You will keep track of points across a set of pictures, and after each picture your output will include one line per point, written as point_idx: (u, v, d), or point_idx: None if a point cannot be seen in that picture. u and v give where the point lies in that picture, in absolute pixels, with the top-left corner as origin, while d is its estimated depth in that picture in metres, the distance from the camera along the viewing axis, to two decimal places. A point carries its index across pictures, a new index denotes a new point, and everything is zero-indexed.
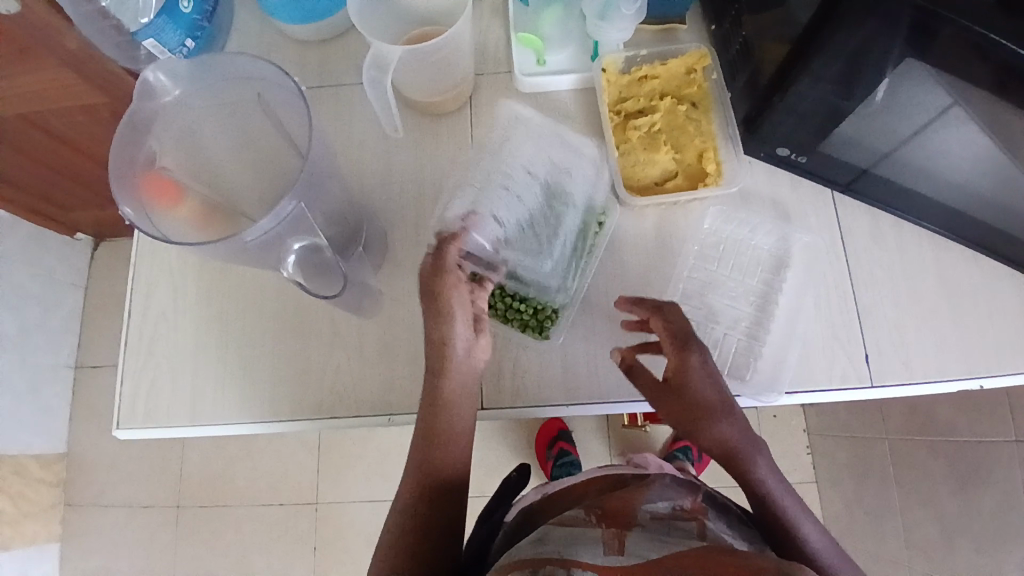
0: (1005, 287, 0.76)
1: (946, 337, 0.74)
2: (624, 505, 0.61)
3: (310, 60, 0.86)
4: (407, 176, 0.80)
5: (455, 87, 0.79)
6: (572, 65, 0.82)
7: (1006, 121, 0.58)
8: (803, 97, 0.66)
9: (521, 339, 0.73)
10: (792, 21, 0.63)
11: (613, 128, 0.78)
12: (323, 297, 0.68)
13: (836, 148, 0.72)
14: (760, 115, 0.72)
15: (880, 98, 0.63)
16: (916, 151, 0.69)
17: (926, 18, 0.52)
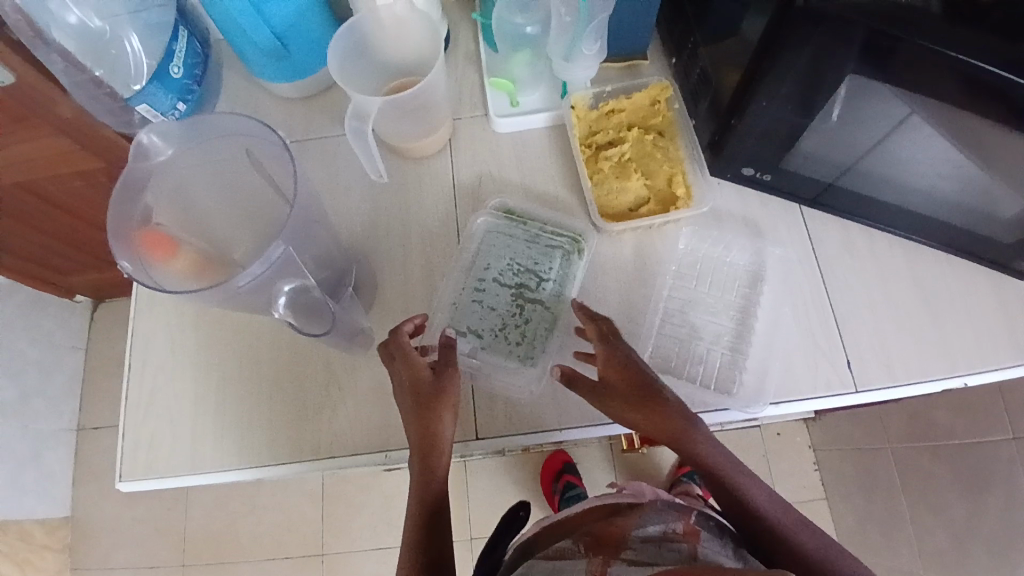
0: (973, 284, 0.78)
1: (924, 337, 0.76)
2: (616, 531, 0.63)
3: (295, 115, 0.91)
4: (392, 218, 0.83)
5: (434, 131, 0.83)
6: (545, 104, 0.88)
7: (956, 122, 0.62)
8: (762, 115, 0.69)
9: (511, 368, 0.74)
10: (747, 47, 0.67)
11: (585, 160, 0.82)
12: (313, 335, 0.70)
13: (799, 164, 0.76)
14: (724, 137, 0.76)
15: (837, 111, 0.67)
16: (877, 161, 0.72)
17: (865, 31, 0.55)
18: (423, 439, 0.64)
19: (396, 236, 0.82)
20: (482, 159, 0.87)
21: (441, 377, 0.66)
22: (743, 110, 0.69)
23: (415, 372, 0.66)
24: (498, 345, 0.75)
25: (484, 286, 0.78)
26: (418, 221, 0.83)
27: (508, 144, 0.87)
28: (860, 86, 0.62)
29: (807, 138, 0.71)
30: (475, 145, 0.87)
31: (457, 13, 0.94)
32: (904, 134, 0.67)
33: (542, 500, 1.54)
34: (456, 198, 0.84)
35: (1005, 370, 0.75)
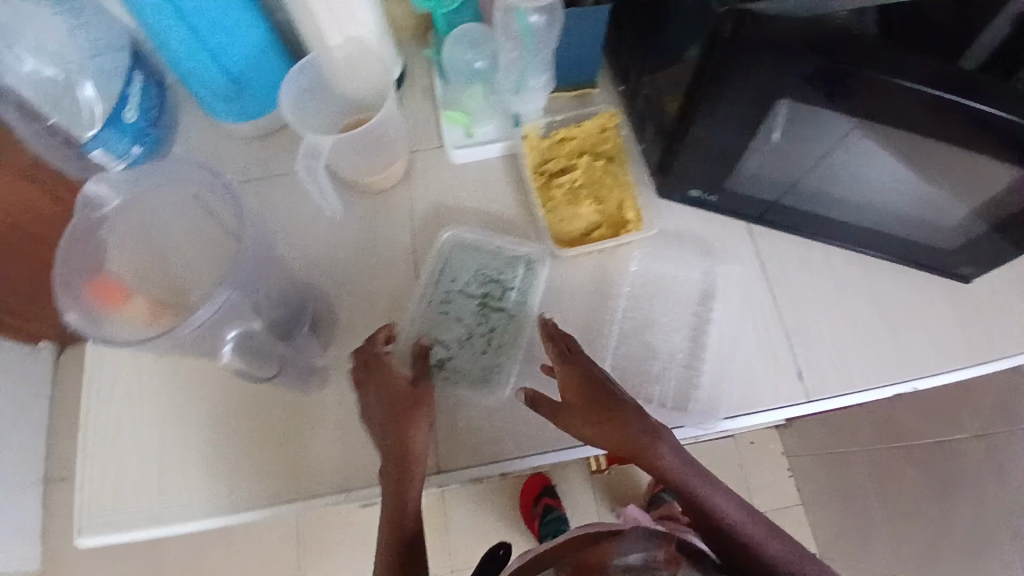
0: (916, 292, 0.82)
1: (871, 346, 0.79)
2: (593, 558, 0.58)
3: (253, 154, 0.92)
4: (351, 252, 0.84)
5: (389, 165, 0.84)
6: (499, 134, 0.89)
7: (891, 135, 0.64)
8: (703, 138, 0.72)
9: (472, 397, 0.74)
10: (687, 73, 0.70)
11: (538, 188, 0.83)
12: (261, 378, 0.74)
13: (744, 184, 0.79)
14: (671, 159, 0.78)
15: (778, 133, 0.70)
16: (818, 178, 0.75)
17: (793, 54, 0.58)
18: (400, 444, 0.64)
19: (355, 270, 0.83)
20: (438, 190, 0.88)
21: (422, 384, 0.67)
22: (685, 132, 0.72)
23: (395, 379, 0.67)
24: (464, 356, 0.75)
25: (452, 298, 0.77)
26: (377, 253, 0.84)
27: (464, 174, 0.89)
28: (805, 110, 0.65)
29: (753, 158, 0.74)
30: (431, 176, 0.88)
31: (411, 49, 0.97)
32: (844, 147, 0.70)
33: (524, 524, 1.53)
34: (413, 229, 0.85)
35: (949, 374, 0.78)
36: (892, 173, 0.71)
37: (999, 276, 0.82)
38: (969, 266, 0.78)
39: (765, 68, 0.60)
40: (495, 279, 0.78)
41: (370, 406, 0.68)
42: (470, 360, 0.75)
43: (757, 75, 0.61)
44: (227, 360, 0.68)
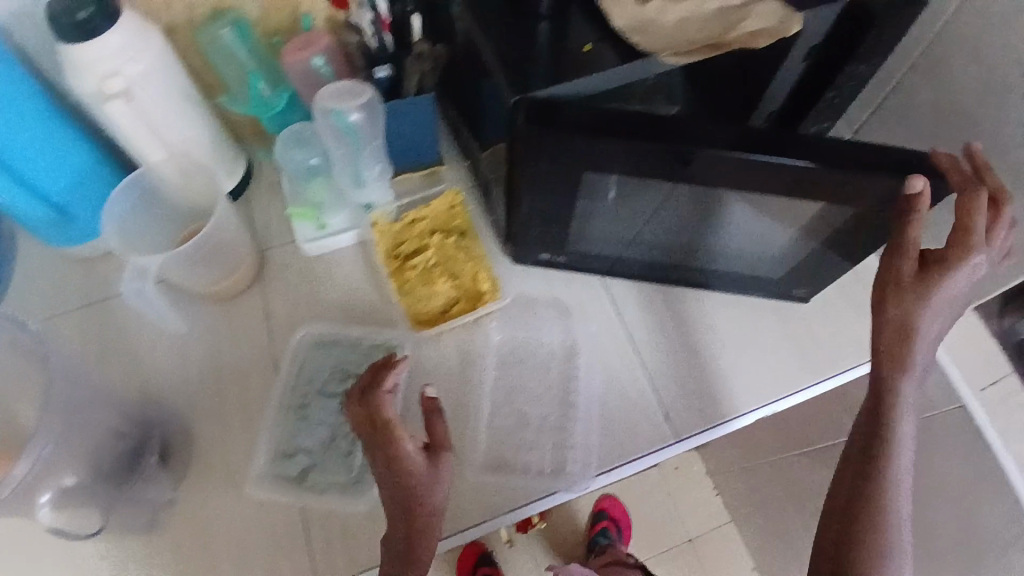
0: (762, 318, 0.86)
1: (728, 377, 0.82)
2: None
3: (93, 275, 0.88)
4: (207, 364, 0.81)
5: (237, 268, 0.83)
6: (352, 220, 0.87)
7: (705, 195, 0.66)
8: (531, 209, 0.73)
9: (341, 503, 0.71)
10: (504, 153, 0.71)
11: (392, 272, 0.83)
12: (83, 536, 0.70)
13: (584, 245, 0.81)
14: (512, 230, 0.79)
15: (612, 195, 0.69)
16: (650, 233, 0.78)
17: (586, 134, 0.59)
18: (415, 523, 0.61)
19: (213, 383, 0.80)
20: (292, 286, 0.85)
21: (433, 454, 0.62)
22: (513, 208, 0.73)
23: (401, 459, 0.61)
24: (329, 460, 0.72)
25: (312, 402, 0.74)
26: (234, 362, 0.81)
27: (318, 264, 0.87)
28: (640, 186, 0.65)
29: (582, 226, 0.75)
30: (285, 274, 0.86)
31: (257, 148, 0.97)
32: (671, 207, 0.70)
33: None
34: (270, 331, 0.83)
35: (801, 394, 0.83)
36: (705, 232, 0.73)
37: (830, 290, 0.88)
38: (803, 288, 0.83)
39: (590, 149, 0.61)
40: (354, 376, 0.76)
41: (379, 474, 0.63)
42: (335, 464, 0.72)
43: (577, 160, 0.62)
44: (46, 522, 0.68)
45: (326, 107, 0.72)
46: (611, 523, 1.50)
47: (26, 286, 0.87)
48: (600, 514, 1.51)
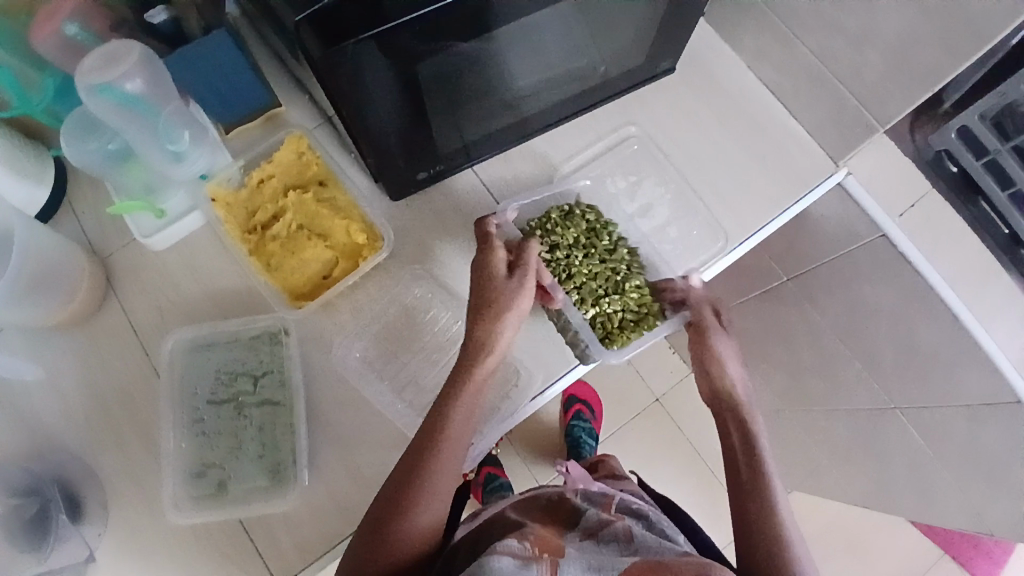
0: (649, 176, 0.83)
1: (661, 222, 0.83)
2: (550, 529, 0.68)
3: None
4: (82, 396, 0.72)
5: (77, 290, 0.72)
6: (190, 202, 0.75)
7: (538, 15, 0.61)
8: (386, 114, 0.63)
9: (269, 508, 0.67)
10: (353, 87, 0.58)
11: (252, 249, 0.73)
12: None
13: (457, 133, 0.73)
14: (381, 154, 0.69)
15: (468, 50, 0.61)
16: (510, 92, 0.72)
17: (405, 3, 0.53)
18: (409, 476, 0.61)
19: (96, 415, 0.72)
20: (152, 290, 0.76)
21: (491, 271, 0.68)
22: (367, 115, 0.62)
23: (491, 275, 0.68)
24: (241, 465, 0.68)
25: (205, 414, 0.69)
26: (111, 387, 0.73)
27: (173, 257, 0.76)
28: (467, 50, 0.61)
29: (506, 86, 0.71)
30: (139, 278, 0.76)
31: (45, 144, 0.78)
32: (522, 42, 0.64)
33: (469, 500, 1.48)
34: (142, 343, 0.74)
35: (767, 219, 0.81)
36: (577, 44, 0.70)
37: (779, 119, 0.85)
38: (666, 59, 0.80)
39: (442, 66, 0.61)
40: (245, 373, 0.71)
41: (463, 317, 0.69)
42: (256, 469, 0.68)
43: (429, 26, 0.55)
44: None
45: (90, 83, 0.61)
46: (583, 405, 1.43)
47: None
48: (570, 398, 1.42)
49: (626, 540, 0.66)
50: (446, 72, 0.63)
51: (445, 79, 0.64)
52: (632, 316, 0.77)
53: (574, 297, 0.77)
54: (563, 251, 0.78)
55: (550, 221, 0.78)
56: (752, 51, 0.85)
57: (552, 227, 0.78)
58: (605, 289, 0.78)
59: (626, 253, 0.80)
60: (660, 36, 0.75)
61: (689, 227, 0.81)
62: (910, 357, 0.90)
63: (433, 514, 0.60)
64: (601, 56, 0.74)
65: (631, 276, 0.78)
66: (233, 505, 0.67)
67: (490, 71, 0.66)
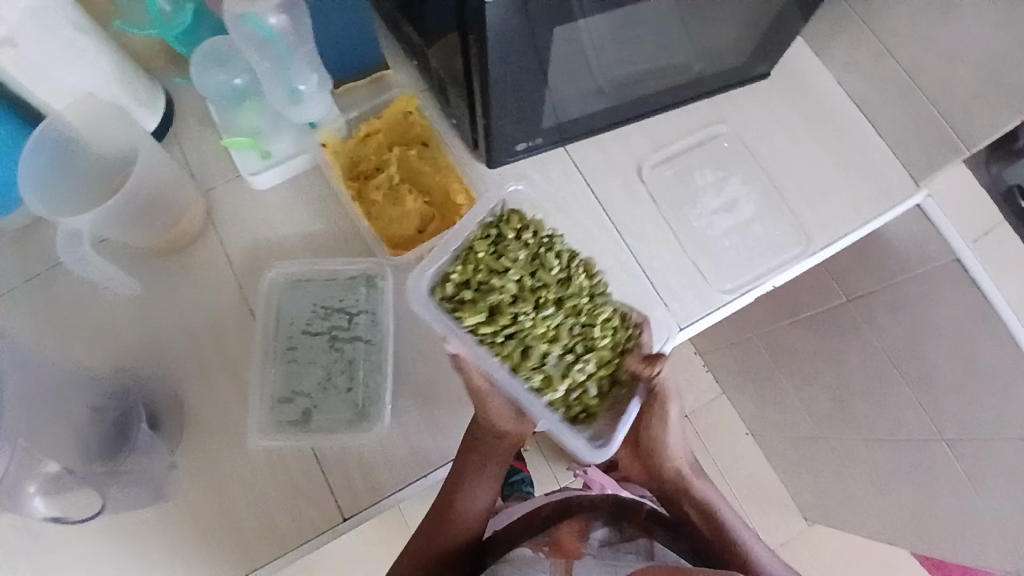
0: (734, 173, 0.85)
1: (750, 222, 0.83)
2: (574, 533, 0.78)
3: (15, 243, 0.75)
4: (170, 320, 0.74)
5: (181, 217, 0.74)
6: (298, 147, 0.78)
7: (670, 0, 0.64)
8: (508, 85, 0.66)
9: (349, 441, 0.69)
10: (492, 51, 0.60)
11: (355, 196, 0.76)
12: (92, 514, 0.66)
13: (561, 111, 0.76)
14: (492, 121, 0.71)
15: (597, 26, 0.64)
16: (619, 76, 0.75)
17: None
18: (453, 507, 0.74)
19: (183, 340, 0.73)
20: (251, 226, 0.78)
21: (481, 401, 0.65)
22: (492, 82, 0.65)
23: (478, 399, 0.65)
24: (329, 399, 0.71)
25: (297, 344, 0.72)
26: (199, 315, 0.74)
27: (274, 199, 0.79)
28: (600, 26, 0.64)
29: (618, 70, 0.74)
30: (239, 213, 0.78)
31: (162, 75, 0.81)
32: (646, 25, 0.67)
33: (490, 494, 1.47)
34: (234, 275, 0.76)
35: (847, 236, 0.84)
36: (690, 37, 0.73)
37: (856, 134, 0.89)
38: (762, 63, 0.84)
39: (570, 41, 0.64)
40: (338, 309, 0.74)
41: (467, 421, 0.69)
42: (340, 402, 0.71)
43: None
44: (39, 511, 0.65)
45: (239, 11, 0.65)
46: None
47: None
48: None
49: (645, 557, 0.75)
50: (574, 48, 0.66)
51: (571, 55, 0.67)
52: (598, 382, 0.66)
53: (537, 376, 0.64)
54: (504, 314, 0.64)
55: (477, 278, 0.65)
56: (841, 65, 0.88)
57: (484, 283, 0.64)
58: (569, 348, 0.66)
59: (583, 282, 0.69)
60: (764, 40, 0.78)
61: (771, 225, 0.83)
62: (967, 385, 0.92)
63: (468, 518, 0.74)
64: (707, 51, 0.77)
65: (594, 315, 0.68)
66: (314, 433, 0.70)
67: (610, 52, 0.69)
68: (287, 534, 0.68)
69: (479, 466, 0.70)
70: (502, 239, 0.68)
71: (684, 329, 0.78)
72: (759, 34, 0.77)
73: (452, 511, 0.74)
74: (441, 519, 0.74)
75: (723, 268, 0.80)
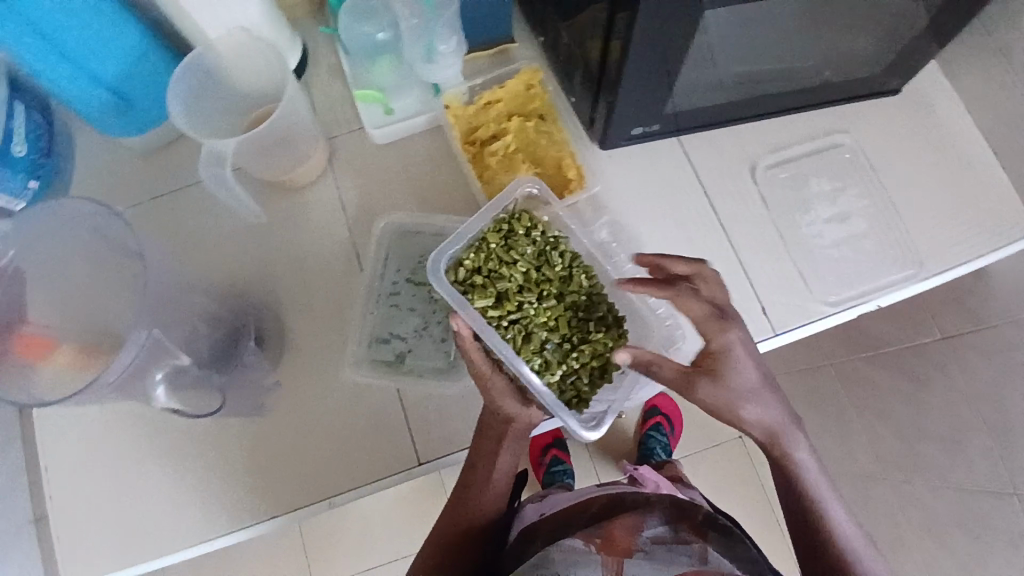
0: (847, 187, 0.83)
1: (860, 238, 0.81)
2: (621, 529, 0.69)
3: (161, 164, 0.83)
4: (284, 252, 0.79)
5: (305, 159, 0.78)
6: (422, 107, 0.82)
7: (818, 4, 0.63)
8: (641, 72, 0.66)
9: (438, 388, 0.73)
10: (636, 35, 0.60)
11: (471, 159, 0.79)
12: (215, 407, 0.71)
13: (683, 104, 0.75)
14: (616, 104, 0.71)
15: (742, 23, 0.63)
16: (748, 75, 0.74)
17: None
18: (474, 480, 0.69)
19: (293, 273, 0.78)
20: (367, 176, 0.81)
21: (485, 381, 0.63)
22: (626, 67, 0.65)
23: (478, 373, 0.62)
24: (424, 346, 0.75)
25: (401, 291, 0.76)
26: (310, 252, 0.79)
27: (391, 153, 0.82)
28: (744, 24, 0.63)
29: (748, 70, 0.73)
30: (357, 162, 0.82)
31: (307, 25, 0.87)
32: (790, 28, 0.66)
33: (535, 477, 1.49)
34: (346, 220, 0.80)
35: (964, 267, 0.80)
36: (829, 45, 0.72)
37: (984, 163, 0.85)
38: (894, 79, 0.81)
39: (710, 38, 0.64)
40: None
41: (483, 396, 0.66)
42: (434, 351, 0.74)
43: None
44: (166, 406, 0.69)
45: None
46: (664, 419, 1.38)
47: (91, 172, 0.83)
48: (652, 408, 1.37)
49: (697, 563, 0.65)
50: (713, 43, 0.65)
51: (709, 50, 0.66)
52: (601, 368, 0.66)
53: (536, 361, 0.65)
54: (513, 300, 0.67)
55: (488, 265, 0.68)
56: (973, 93, 0.85)
57: (494, 269, 0.67)
58: (569, 338, 0.67)
59: (586, 279, 0.69)
60: (903, 56, 0.76)
61: (883, 244, 0.81)
62: None
63: (491, 498, 0.69)
64: (841, 61, 0.75)
65: (593, 309, 0.68)
66: (406, 376, 0.73)
67: (747, 50, 0.68)
68: (364, 469, 0.71)
69: (504, 436, 0.67)
70: (515, 234, 0.69)
71: (775, 334, 0.77)
72: (898, 50, 0.75)
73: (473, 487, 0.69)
74: (463, 495, 0.70)
75: (824, 276, 0.79)
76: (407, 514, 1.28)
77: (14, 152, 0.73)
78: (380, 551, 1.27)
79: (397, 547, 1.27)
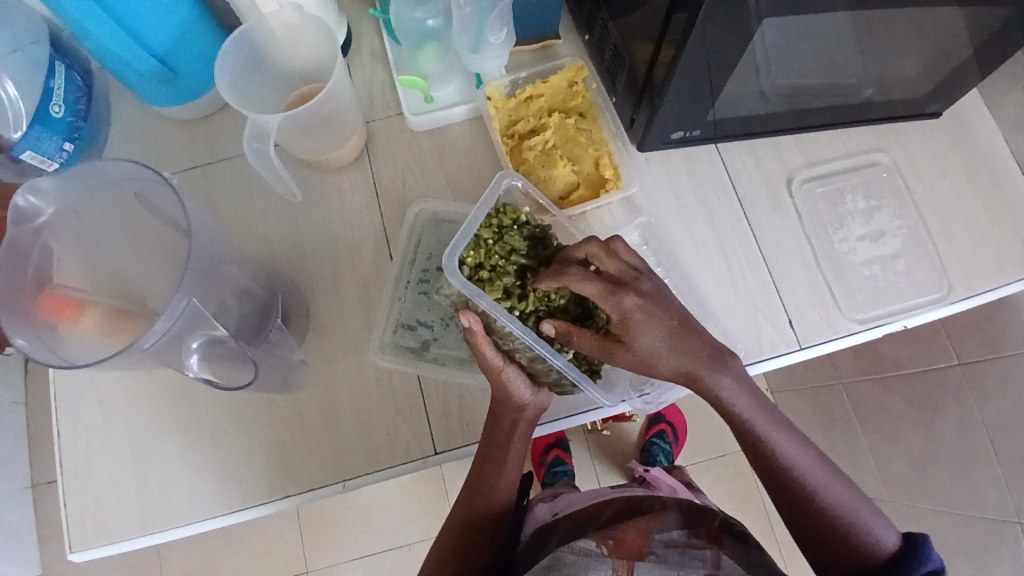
0: (881, 206, 0.83)
1: (891, 258, 0.81)
2: (635, 531, 0.67)
3: (199, 136, 0.83)
4: (316, 231, 0.79)
5: (345, 141, 0.78)
6: (461, 98, 0.82)
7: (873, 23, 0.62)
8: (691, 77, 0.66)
9: (461, 378, 0.73)
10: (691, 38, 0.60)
11: (508, 152, 0.79)
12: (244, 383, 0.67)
13: (725, 113, 0.75)
14: (661, 107, 0.71)
15: (796, 36, 0.63)
16: (793, 88, 0.74)
17: None
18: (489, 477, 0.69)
19: (324, 253, 0.78)
20: (403, 162, 0.82)
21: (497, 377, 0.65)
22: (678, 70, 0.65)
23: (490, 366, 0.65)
24: (449, 336, 0.75)
25: (430, 278, 0.76)
26: (341, 233, 0.79)
27: (428, 141, 0.82)
28: (798, 37, 0.63)
29: (793, 83, 0.73)
30: (394, 147, 0.82)
31: (355, 9, 0.87)
32: (842, 45, 0.66)
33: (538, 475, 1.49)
34: (380, 204, 0.80)
35: (995, 292, 0.80)
36: (878, 64, 0.71)
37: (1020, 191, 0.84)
38: (938, 103, 0.81)
39: (764, 49, 0.64)
40: None
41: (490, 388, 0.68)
42: (460, 340, 0.74)
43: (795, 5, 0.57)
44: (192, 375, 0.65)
45: None
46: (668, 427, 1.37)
47: (128, 138, 0.83)
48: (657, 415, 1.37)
49: (711, 570, 0.62)
50: (765, 54, 0.65)
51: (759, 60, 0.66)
52: None
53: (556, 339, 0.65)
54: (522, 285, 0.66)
55: (490, 258, 0.67)
56: (1012, 123, 0.85)
57: (497, 261, 0.66)
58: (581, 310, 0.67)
59: None
60: (950, 80, 0.75)
61: (915, 267, 0.80)
62: None
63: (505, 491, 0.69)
64: (887, 81, 0.75)
65: None
66: (430, 364, 0.73)
67: (797, 63, 0.68)
68: (382, 453, 0.71)
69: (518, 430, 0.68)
70: (507, 229, 0.68)
71: (801, 348, 0.76)
72: (946, 74, 0.75)
73: (488, 482, 0.69)
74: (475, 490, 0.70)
75: (856, 294, 0.78)
76: (410, 503, 1.28)
77: (50, 112, 0.73)
78: (380, 538, 1.27)
79: (394, 535, 1.27)
